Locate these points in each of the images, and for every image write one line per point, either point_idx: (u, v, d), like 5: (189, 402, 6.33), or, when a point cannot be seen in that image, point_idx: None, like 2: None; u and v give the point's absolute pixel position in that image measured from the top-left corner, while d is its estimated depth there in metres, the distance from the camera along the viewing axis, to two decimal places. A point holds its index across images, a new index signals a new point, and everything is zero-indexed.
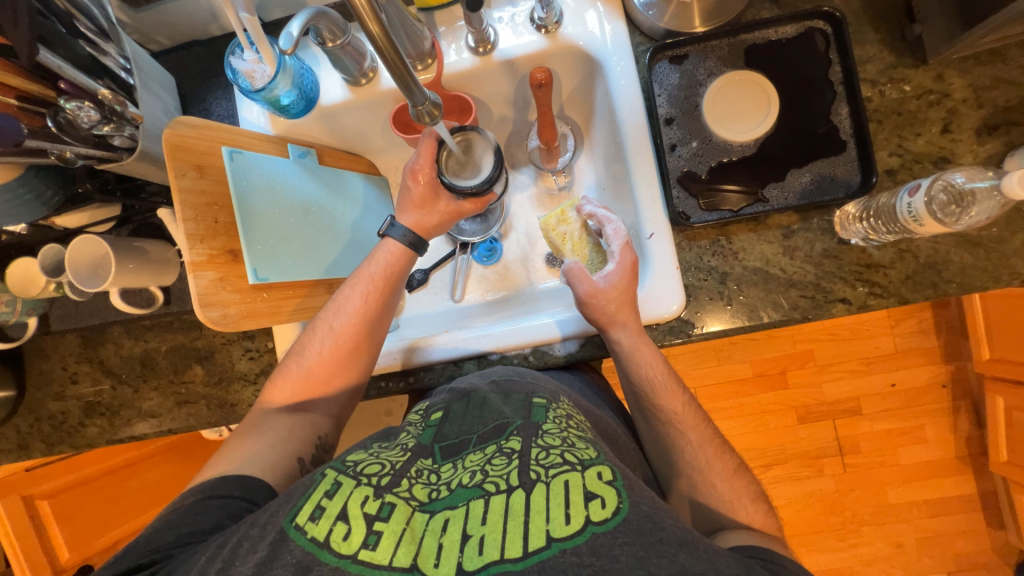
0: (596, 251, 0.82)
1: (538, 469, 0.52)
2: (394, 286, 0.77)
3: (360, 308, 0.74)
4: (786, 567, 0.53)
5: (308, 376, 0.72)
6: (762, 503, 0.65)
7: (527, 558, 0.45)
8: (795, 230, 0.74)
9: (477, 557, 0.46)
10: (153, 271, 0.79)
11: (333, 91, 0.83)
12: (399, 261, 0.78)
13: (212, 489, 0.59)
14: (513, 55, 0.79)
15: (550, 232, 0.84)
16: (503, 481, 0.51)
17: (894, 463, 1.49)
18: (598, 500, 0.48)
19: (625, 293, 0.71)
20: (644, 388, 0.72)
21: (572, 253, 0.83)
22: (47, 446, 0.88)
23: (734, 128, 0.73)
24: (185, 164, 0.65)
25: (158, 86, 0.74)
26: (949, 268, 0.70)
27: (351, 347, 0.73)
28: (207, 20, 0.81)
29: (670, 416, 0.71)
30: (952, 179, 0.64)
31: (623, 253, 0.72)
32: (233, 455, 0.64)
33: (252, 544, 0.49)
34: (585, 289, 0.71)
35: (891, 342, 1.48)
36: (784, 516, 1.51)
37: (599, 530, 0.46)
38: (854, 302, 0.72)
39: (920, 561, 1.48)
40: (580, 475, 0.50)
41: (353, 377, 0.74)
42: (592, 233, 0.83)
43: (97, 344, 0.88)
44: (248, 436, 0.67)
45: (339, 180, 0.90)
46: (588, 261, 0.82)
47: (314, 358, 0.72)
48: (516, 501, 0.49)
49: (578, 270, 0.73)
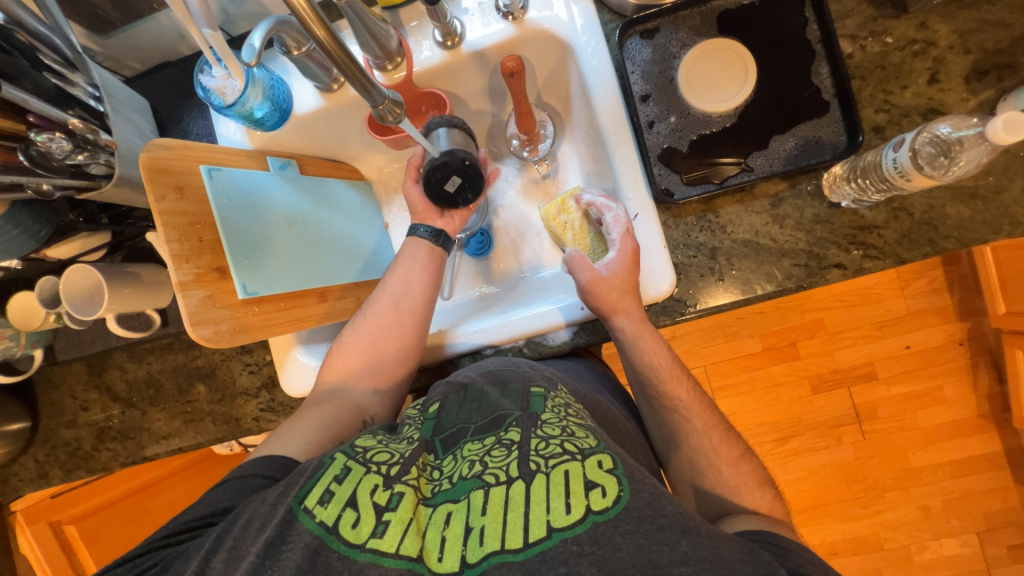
0: (597, 239, 0.79)
1: (538, 460, 0.52)
2: (418, 269, 0.80)
3: (393, 289, 0.79)
4: (795, 550, 0.53)
5: (349, 350, 0.76)
6: (769, 488, 0.65)
7: (528, 548, 0.46)
8: (784, 198, 0.72)
9: (478, 548, 0.47)
10: (148, 294, 0.81)
11: (306, 99, 0.83)
12: (419, 247, 0.82)
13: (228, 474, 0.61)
14: (481, 46, 0.78)
15: (550, 222, 0.81)
16: (503, 472, 0.52)
17: (914, 426, 1.47)
18: (598, 490, 0.48)
19: (627, 280, 0.69)
20: (649, 377, 0.72)
21: (573, 243, 0.80)
22: (66, 472, 0.91)
23: (711, 99, 0.72)
24: (165, 187, 0.65)
25: (132, 111, 0.75)
26: (946, 223, 0.68)
27: (378, 321, 0.76)
28: (176, 40, 0.81)
29: (676, 405, 0.71)
30: (937, 130, 0.62)
31: (623, 241, 0.70)
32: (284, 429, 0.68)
33: (261, 523, 0.51)
34: (588, 276, 0.69)
35: (902, 304, 1.45)
36: (804, 487, 1.50)
37: (600, 519, 0.46)
38: (849, 266, 0.70)
39: (948, 522, 1.45)
40: (580, 465, 0.51)
41: (386, 355, 0.76)
42: (593, 222, 0.80)
43: (103, 370, 0.90)
44: (300, 414, 0.70)
45: (323, 188, 0.90)
46: (590, 250, 0.80)
47: (353, 335, 0.77)
48: (516, 493, 0.50)
49: (579, 258, 0.72)
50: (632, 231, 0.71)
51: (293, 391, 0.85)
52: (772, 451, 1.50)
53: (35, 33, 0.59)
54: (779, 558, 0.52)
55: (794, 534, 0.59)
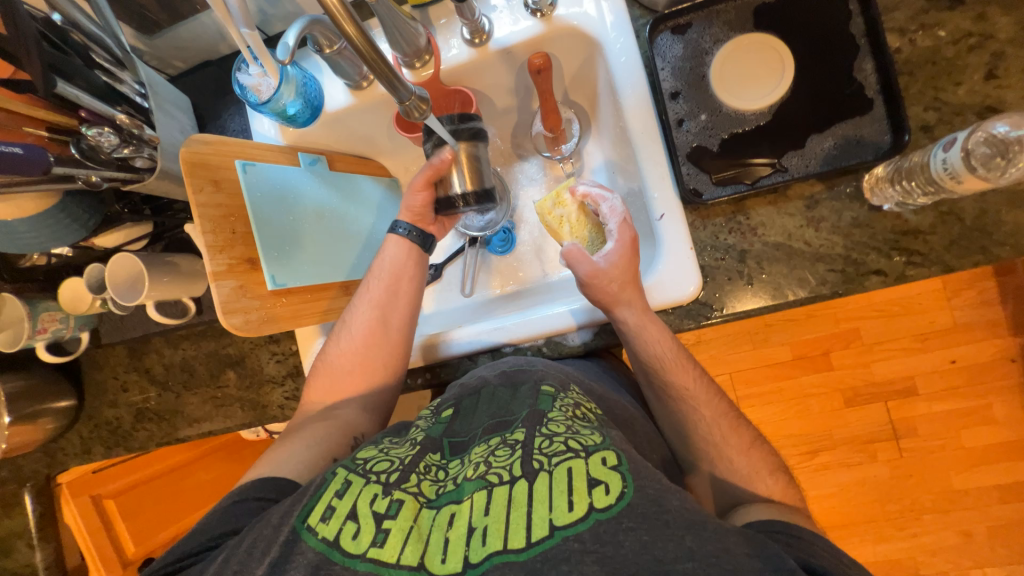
0: (595, 232, 0.78)
1: (541, 459, 0.52)
2: (405, 279, 0.81)
3: (378, 304, 0.78)
4: (808, 540, 0.52)
5: (332, 368, 0.77)
6: (782, 474, 0.64)
7: (531, 547, 0.45)
8: (820, 199, 0.69)
9: (480, 548, 0.47)
10: (185, 283, 0.84)
11: (337, 97, 0.85)
12: (406, 255, 0.81)
13: (240, 493, 0.63)
14: (509, 43, 0.78)
15: (545, 216, 0.79)
16: (506, 472, 0.52)
17: (958, 446, 1.38)
18: (601, 486, 0.47)
19: (626, 270, 0.68)
20: (654, 367, 0.69)
21: (570, 236, 0.78)
22: (106, 448, 0.96)
23: (745, 96, 0.69)
24: (201, 180, 0.68)
25: (174, 108, 0.79)
26: (1000, 229, 0.63)
27: (364, 337, 0.77)
28: (216, 40, 0.85)
29: (680, 393, 0.69)
30: (993, 129, 0.58)
31: (622, 231, 0.70)
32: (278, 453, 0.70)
33: (265, 548, 0.52)
34: (586, 270, 0.68)
35: (948, 316, 1.36)
36: (834, 505, 1.43)
37: (604, 517, 0.46)
38: (890, 273, 0.66)
39: (992, 550, 1.36)
40: (584, 462, 0.50)
41: (373, 370, 0.77)
42: (591, 214, 0.79)
43: (142, 354, 0.94)
44: (288, 439, 0.72)
45: (351, 184, 0.92)
46: (587, 243, 0.78)
47: (335, 351, 0.78)
48: (519, 491, 0.50)
49: (577, 250, 0.69)
50: (629, 221, 0.71)
51: None
52: (800, 466, 1.44)
53: (89, 34, 0.63)
54: (792, 551, 0.50)
55: (811, 520, 0.58)
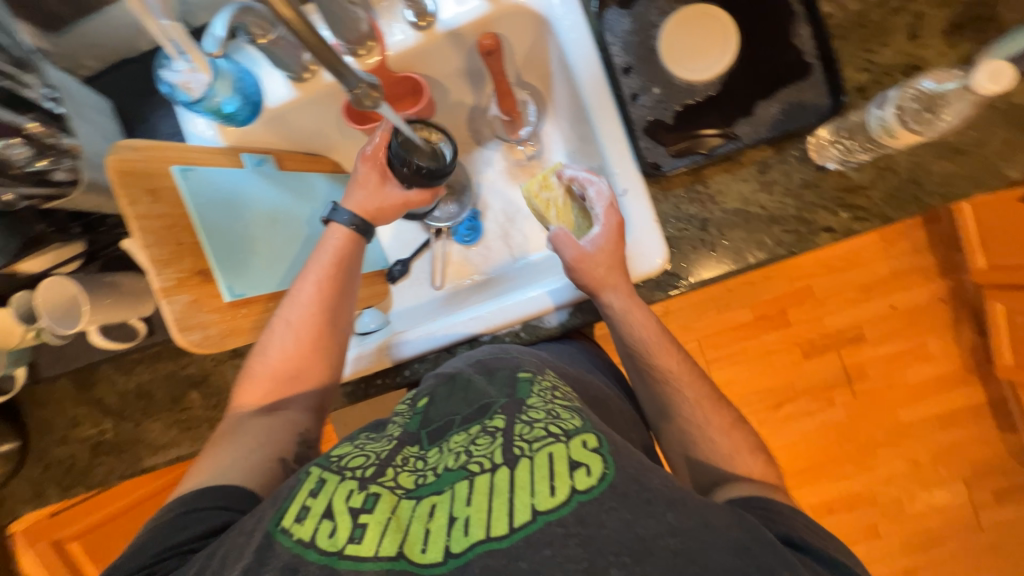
0: (580, 216, 0.77)
1: (521, 445, 0.52)
2: (346, 273, 0.76)
3: (319, 303, 0.74)
4: (787, 514, 0.55)
5: (275, 375, 0.73)
6: (762, 452, 0.66)
7: (514, 533, 0.46)
8: (771, 163, 0.71)
9: (463, 538, 0.47)
10: (131, 303, 0.79)
11: (278, 91, 0.80)
12: (346, 248, 0.76)
13: (193, 503, 0.60)
14: (456, 25, 0.76)
15: (532, 200, 0.75)
16: (487, 460, 0.52)
17: (902, 383, 1.51)
18: (583, 469, 0.49)
19: (614, 255, 0.69)
20: (639, 352, 0.72)
21: (557, 220, 0.75)
22: (62, 490, 0.89)
23: (695, 67, 0.71)
24: (137, 191, 0.62)
25: (95, 113, 0.73)
26: (931, 179, 0.68)
27: (311, 338, 0.73)
28: (133, 34, 0.78)
29: (665, 374, 0.71)
30: (921, 86, 0.61)
31: (607, 216, 0.70)
32: (223, 457, 0.66)
33: (239, 551, 0.52)
34: (572, 254, 0.69)
35: (886, 265, 1.47)
36: (802, 449, 1.54)
37: (585, 499, 0.47)
38: (839, 229, 0.70)
39: (937, 473, 1.51)
40: (565, 446, 0.51)
41: (321, 368, 0.75)
42: (577, 198, 0.77)
43: (90, 384, 0.87)
44: (226, 441, 0.68)
45: (303, 182, 0.88)
46: (573, 228, 0.76)
47: (277, 357, 0.73)
48: (501, 479, 0.50)
49: (564, 235, 0.70)
50: (615, 205, 0.70)
51: None
52: (769, 417, 1.54)
53: None
54: (775, 527, 0.54)
55: (789, 498, 0.61)
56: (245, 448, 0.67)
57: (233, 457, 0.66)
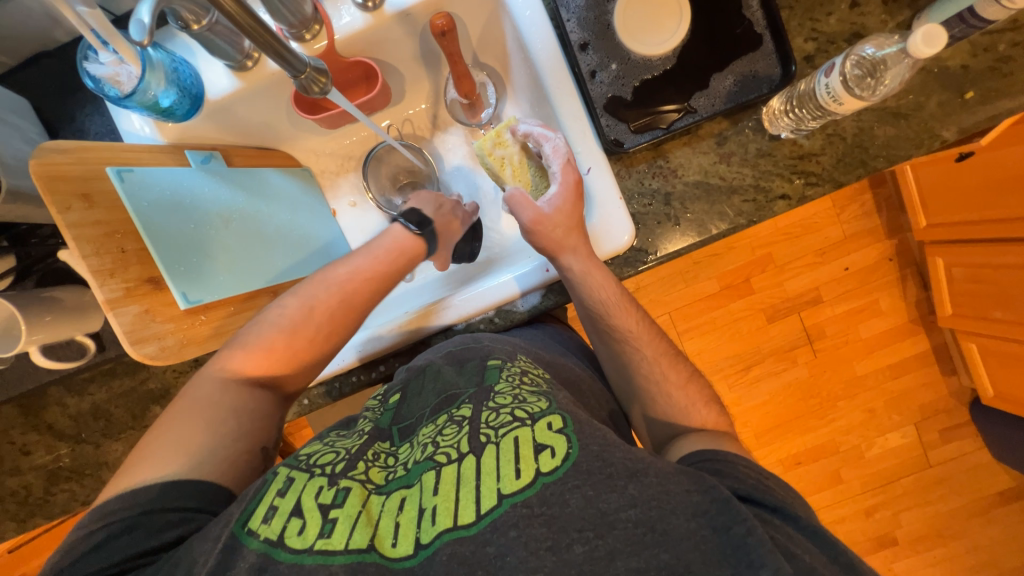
0: (539, 175, 0.78)
1: (488, 432, 0.53)
2: (397, 276, 0.77)
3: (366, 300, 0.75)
4: (733, 460, 0.56)
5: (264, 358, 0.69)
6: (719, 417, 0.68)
7: (480, 520, 0.46)
8: (728, 135, 0.73)
9: (431, 527, 0.47)
10: (75, 319, 0.73)
11: (219, 82, 0.75)
12: (410, 253, 0.78)
13: (168, 501, 0.55)
14: (405, 4, 0.72)
15: (485, 158, 0.75)
16: (454, 450, 0.52)
17: (857, 338, 1.61)
18: (547, 451, 0.49)
19: (571, 215, 0.71)
20: (598, 311, 0.72)
21: (513, 179, 0.77)
22: (20, 522, 0.83)
23: (650, 41, 0.70)
24: (68, 196, 0.57)
25: (9, 114, 0.67)
26: (874, 143, 0.71)
27: (322, 334, 0.71)
28: (47, 25, 0.71)
29: (625, 334, 0.72)
30: (862, 52, 0.65)
31: (565, 174, 0.70)
32: (183, 439, 0.59)
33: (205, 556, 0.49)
34: (530, 216, 0.71)
35: (839, 229, 1.55)
36: (770, 408, 1.62)
37: (549, 480, 0.48)
38: (793, 196, 0.73)
39: (890, 418, 1.63)
40: (530, 430, 0.52)
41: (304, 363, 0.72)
42: (533, 156, 0.78)
43: (39, 409, 0.81)
44: (200, 419, 0.61)
45: (257, 180, 0.83)
46: (531, 187, 0.78)
47: (274, 342, 0.69)
48: (467, 467, 0.50)
49: (520, 196, 0.72)
50: (572, 162, 0.71)
51: None
52: (738, 381, 1.61)
53: None
54: (725, 481, 0.54)
55: (738, 441, 0.62)
56: (229, 438, 0.62)
57: (214, 444, 0.60)
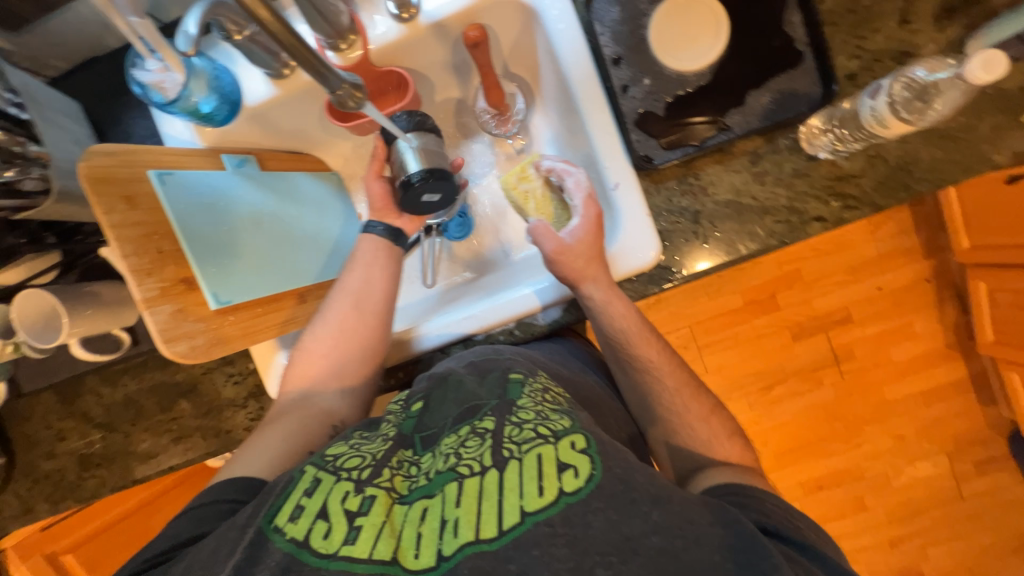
0: (561, 208, 0.77)
1: (511, 447, 0.52)
2: (381, 271, 0.78)
3: (381, 303, 0.77)
4: (758, 496, 0.55)
5: (310, 369, 0.74)
6: (739, 436, 0.67)
7: (503, 536, 0.46)
8: (762, 153, 0.71)
9: (453, 539, 0.47)
10: (112, 314, 0.76)
11: (256, 89, 0.77)
12: (385, 248, 0.79)
13: (213, 496, 0.59)
14: (440, 16, 0.74)
15: (511, 192, 0.77)
16: (476, 463, 0.52)
17: (888, 362, 1.54)
18: (571, 471, 0.49)
19: (592, 247, 0.69)
20: (619, 341, 0.71)
21: (536, 213, 0.78)
22: (53, 504, 0.87)
23: (685, 56, 0.69)
24: (112, 199, 0.59)
25: (62, 116, 0.70)
26: (919, 167, 0.68)
27: (347, 337, 0.74)
28: (100, 31, 0.74)
29: (647, 364, 0.71)
30: (912, 75, 0.62)
31: (586, 207, 0.70)
32: (256, 443, 0.66)
33: (230, 548, 0.51)
34: (552, 246, 0.69)
35: (873, 247, 1.49)
36: (792, 429, 1.57)
37: (572, 500, 0.47)
38: (829, 218, 0.70)
39: (920, 447, 1.55)
40: (553, 447, 0.51)
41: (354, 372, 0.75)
42: (556, 189, 0.77)
43: (75, 397, 0.85)
44: (259, 433, 0.68)
45: (287, 183, 0.85)
46: (553, 219, 0.78)
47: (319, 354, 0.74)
48: (490, 481, 0.50)
49: (543, 227, 0.69)
50: (594, 196, 0.71)
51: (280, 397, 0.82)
52: (759, 400, 1.57)
53: None
54: (748, 513, 0.53)
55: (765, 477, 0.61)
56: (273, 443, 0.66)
57: (263, 452, 0.65)
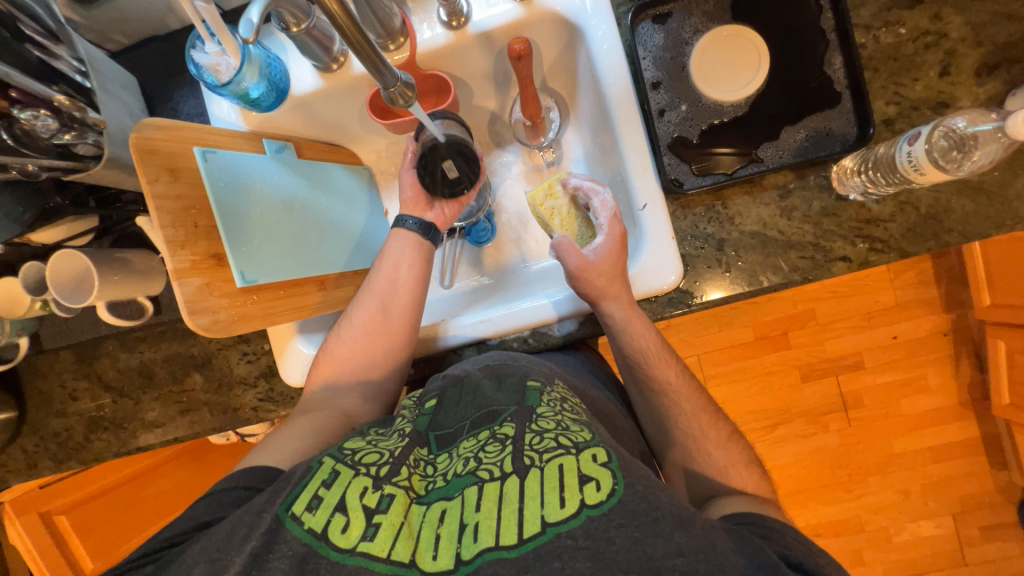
0: (585, 226, 0.78)
1: (531, 455, 0.53)
2: (408, 273, 0.79)
3: (406, 304, 0.78)
4: (779, 529, 0.53)
5: (332, 357, 0.76)
6: (757, 467, 0.65)
7: (523, 545, 0.46)
8: (792, 188, 0.71)
9: (473, 544, 0.47)
10: (139, 281, 0.78)
11: (305, 80, 0.80)
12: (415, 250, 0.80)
13: (231, 482, 0.60)
14: (488, 27, 0.76)
15: (537, 208, 0.78)
16: (497, 469, 0.52)
17: (897, 414, 1.51)
18: (592, 483, 0.48)
19: (616, 265, 0.69)
20: (638, 361, 0.71)
21: (561, 229, 0.78)
22: (57, 463, 0.88)
23: (722, 87, 0.71)
24: (157, 168, 0.61)
25: (120, 88, 0.74)
26: (950, 217, 0.68)
27: (371, 330, 0.76)
28: (164, 12, 0.77)
29: (665, 386, 0.71)
30: (952, 124, 0.63)
31: (611, 226, 0.71)
32: (282, 434, 0.68)
33: (245, 533, 0.51)
34: (576, 262, 0.69)
35: (891, 295, 1.47)
36: (794, 471, 1.54)
37: (594, 513, 0.47)
38: (854, 259, 0.70)
39: (924, 505, 1.51)
40: (575, 459, 0.51)
41: (372, 364, 0.76)
42: (581, 207, 0.79)
43: (93, 359, 0.87)
44: (286, 425, 0.70)
45: (320, 172, 0.87)
46: (577, 236, 0.78)
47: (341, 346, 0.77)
48: (510, 488, 0.50)
49: (567, 244, 0.71)
50: (618, 216, 0.72)
51: (293, 381, 0.83)
52: (761, 438, 1.54)
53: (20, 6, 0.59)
54: (772, 547, 0.51)
55: (781, 511, 0.59)
56: (298, 436, 0.67)
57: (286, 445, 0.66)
